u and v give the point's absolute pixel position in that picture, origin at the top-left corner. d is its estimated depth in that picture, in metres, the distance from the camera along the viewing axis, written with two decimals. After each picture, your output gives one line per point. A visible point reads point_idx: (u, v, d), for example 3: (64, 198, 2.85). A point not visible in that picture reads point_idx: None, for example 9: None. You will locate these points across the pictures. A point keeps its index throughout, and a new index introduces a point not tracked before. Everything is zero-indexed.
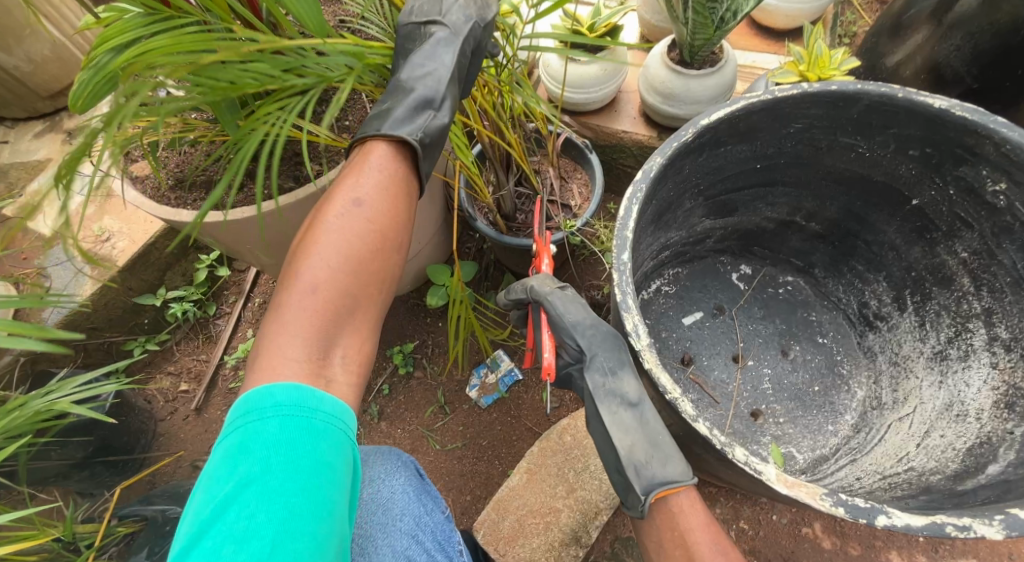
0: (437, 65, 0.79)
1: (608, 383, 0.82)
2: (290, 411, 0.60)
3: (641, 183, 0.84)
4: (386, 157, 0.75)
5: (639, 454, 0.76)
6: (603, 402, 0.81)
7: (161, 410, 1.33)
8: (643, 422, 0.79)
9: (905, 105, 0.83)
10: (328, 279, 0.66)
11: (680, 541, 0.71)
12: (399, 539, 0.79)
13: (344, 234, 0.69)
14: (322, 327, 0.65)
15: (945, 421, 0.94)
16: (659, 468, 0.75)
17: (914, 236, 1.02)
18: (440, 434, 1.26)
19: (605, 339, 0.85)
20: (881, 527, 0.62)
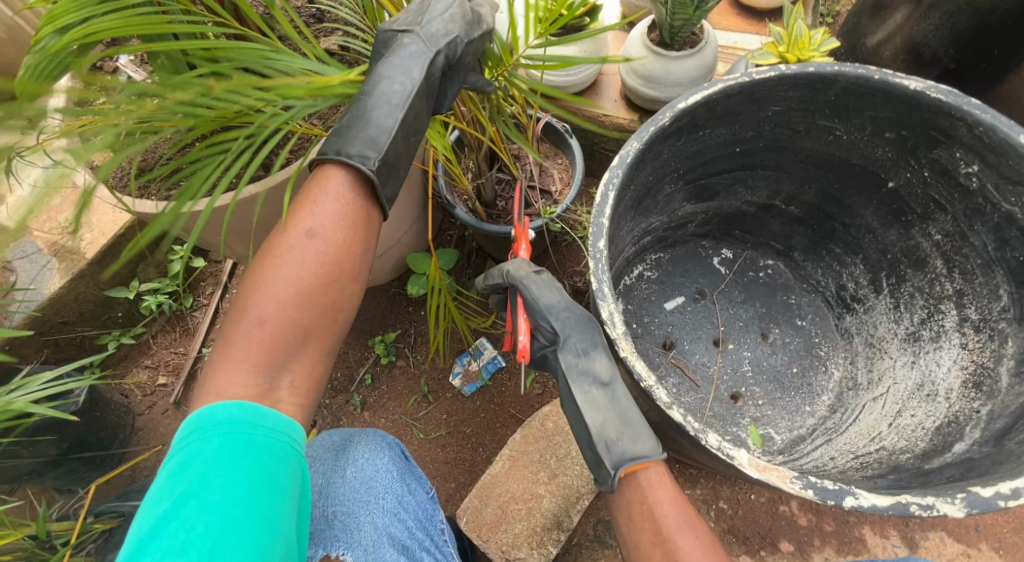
0: (400, 81, 0.75)
1: (581, 363, 0.82)
2: (231, 428, 0.60)
3: (618, 169, 0.84)
4: (344, 184, 0.71)
5: (610, 431, 0.76)
6: (576, 382, 0.81)
7: (139, 405, 1.32)
8: (615, 401, 0.80)
9: (881, 86, 0.83)
10: (277, 313, 0.64)
11: (649, 515, 0.70)
12: (382, 517, 0.79)
13: (295, 266, 0.66)
14: (271, 359, 0.64)
15: (915, 401, 0.96)
16: (630, 445, 0.75)
17: (890, 219, 1.02)
18: (424, 423, 1.27)
19: (578, 321, 0.86)
20: (848, 508, 0.63)
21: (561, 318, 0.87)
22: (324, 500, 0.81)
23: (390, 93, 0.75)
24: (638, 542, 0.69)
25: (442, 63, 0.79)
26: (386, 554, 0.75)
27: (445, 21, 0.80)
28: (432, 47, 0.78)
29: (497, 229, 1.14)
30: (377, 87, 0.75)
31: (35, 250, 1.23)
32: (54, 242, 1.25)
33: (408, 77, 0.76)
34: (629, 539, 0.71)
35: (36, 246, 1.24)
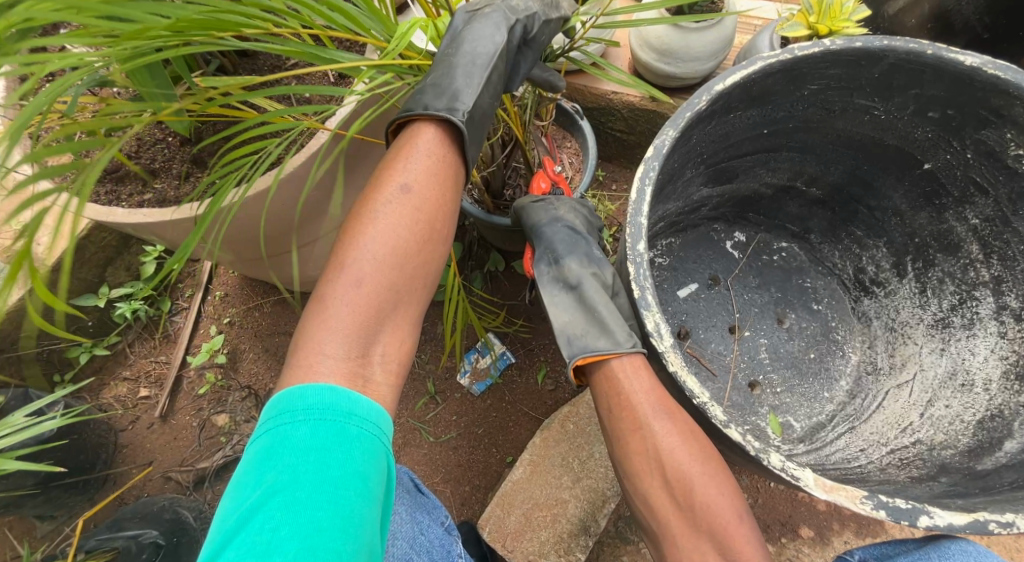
0: (486, 46, 0.79)
1: (552, 272, 0.92)
2: (321, 415, 0.59)
3: (654, 160, 0.77)
4: (434, 140, 0.74)
5: (571, 327, 0.84)
6: (548, 287, 0.91)
7: (120, 420, 1.22)
8: (582, 301, 0.87)
9: (933, 62, 0.77)
10: (370, 273, 0.66)
11: (627, 403, 0.75)
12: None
13: (390, 223, 0.69)
14: (364, 323, 0.65)
15: (948, 390, 0.96)
16: (590, 341, 0.81)
17: (921, 202, 0.99)
18: (433, 426, 1.21)
19: (555, 234, 0.94)
20: (923, 527, 0.61)
21: (542, 232, 0.95)
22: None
23: (476, 60, 0.78)
24: (619, 432, 0.76)
25: (519, 34, 0.84)
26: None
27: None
28: (512, 17, 0.82)
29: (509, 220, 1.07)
30: (462, 49, 0.79)
31: None
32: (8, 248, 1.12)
33: (493, 44, 0.80)
34: (610, 422, 0.77)
35: None
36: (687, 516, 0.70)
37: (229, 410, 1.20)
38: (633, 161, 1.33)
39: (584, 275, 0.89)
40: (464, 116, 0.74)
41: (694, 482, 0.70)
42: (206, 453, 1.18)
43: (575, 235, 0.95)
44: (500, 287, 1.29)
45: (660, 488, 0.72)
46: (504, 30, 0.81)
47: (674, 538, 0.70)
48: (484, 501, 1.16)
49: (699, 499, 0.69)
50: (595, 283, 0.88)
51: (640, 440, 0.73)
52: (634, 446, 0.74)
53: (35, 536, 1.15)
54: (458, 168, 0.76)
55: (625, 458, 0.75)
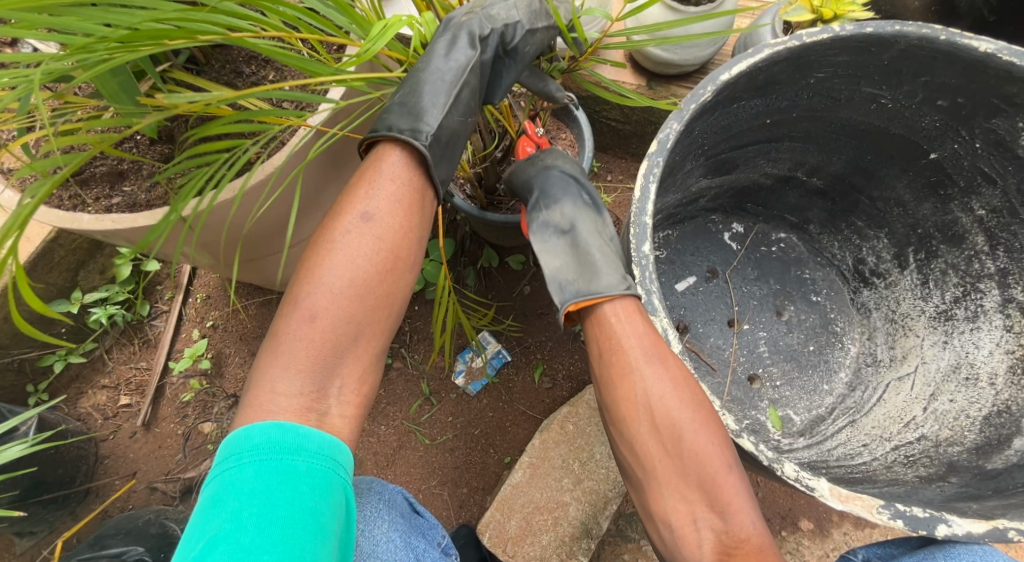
0: (458, 62, 0.76)
1: (542, 219, 0.88)
2: (267, 454, 0.57)
3: (657, 156, 0.73)
4: (400, 164, 0.71)
5: (563, 273, 0.81)
6: (538, 236, 0.87)
7: (100, 430, 1.17)
8: (575, 246, 0.84)
9: (946, 49, 0.74)
10: (326, 305, 0.63)
11: (618, 346, 0.72)
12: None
13: (347, 254, 0.65)
14: (319, 360, 0.62)
15: (952, 384, 0.96)
16: (583, 285, 0.78)
17: (925, 192, 0.97)
18: (428, 428, 1.18)
19: (547, 180, 0.91)
20: (941, 537, 0.59)
21: (534, 183, 0.92)
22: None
23: (445, 77, 0.76)
24: (608, 376, 0.72)
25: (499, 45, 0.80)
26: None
27: (508, 7, 0.81)
28: (489, 27, 0.78)
29: (501, 217, 1.03)
30: (432, 64, 0.75)
31: None
32: None
33: (466, 59, 0.76)
34: (599, 371, 0.74)
35: None
36: (676, 465, 0.66)
37: (216, 417, 1.16)
38: (628, 150, 1.30)
39: (577, 219, 0.87)
40: (427, 141, 0.72)
41: (684, 428, 0.67)
42: (192, 462, 1.14)
43: (572, 178, 0.91)
44: (493, 284, 1.25)
45: (649, 434, 0.69)
46: (477, 41, 0.77)
47: (662, 484, 0.67)
48: (482, 503, 1.14)
49: (689, 446, 0.66)
50: (590, 227, 0.86)
51: (631, 384, 0.70)
52: (622, 392, 0.71)
53: (14, 552, 1.11)
54: (424, 193, 0.73)
55: (613, 403, 0.72)
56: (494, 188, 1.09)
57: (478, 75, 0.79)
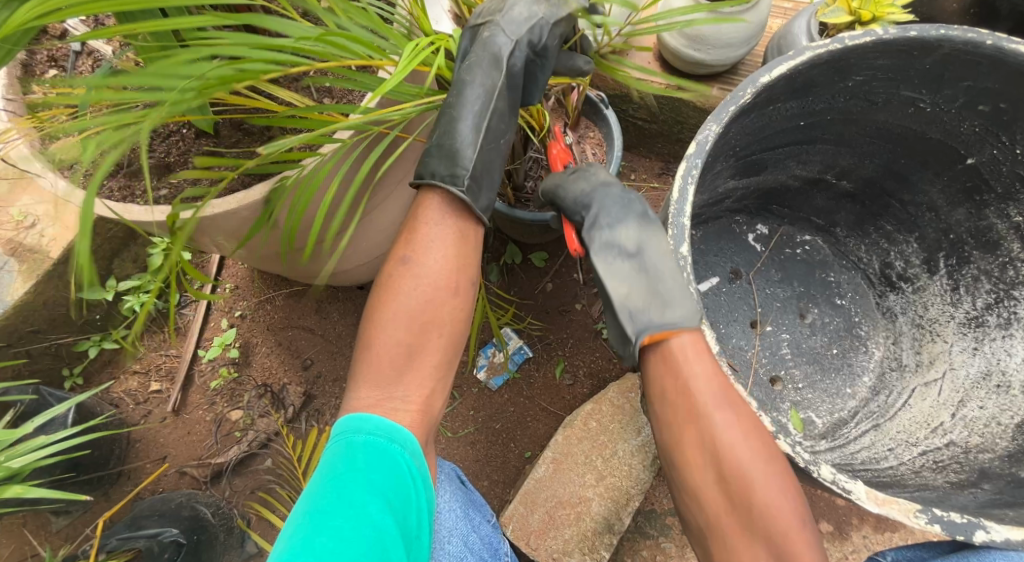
0: (484, 88, 0.78)
1: (607, 236, 0.84)
2: (340, 433, 0.67)
3: (696, 157, 0.74)
4: (440, 206, 0.77)
5: (633, 301, 0.78)
6: (602, 254, 0.83)
7: (132, 414, 1.19)
8: (643, 270, 0.80)
9: (991, 53, 0.77)
10: (392, 331, 0.71)
11: (684, 389, 0.71)
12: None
13: (407, 289, 0.73)
14: (382, 375, 0.71)
15: (982, 390, 0.95)
16: (656, 316, 0.75)
17: (959, 198, 0.99)
18: (450, 421, 1.19)
19: (606, 195, 0.86)
20: (979, 543, 0.59)
21: (592, 200, 0.87)
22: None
23: (475, 104, 0.78)
24: (672, 422, 0.72)
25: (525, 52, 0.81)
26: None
27: (528, 6, 0.81)
28: (513, 40, 0.79)
29: (532, 214, 1.04)
30: (462, 92, 0.77)
31: None
32: (8, 239, 1.08)
33: (492, 84, 0.78)
34: (663, 412, 0.73)
35: None
36: (743, 519, 0.65)
37: (244, 405, 1.18)
38: (653, 150, 1.31)
39: (644, 240, 0.82)
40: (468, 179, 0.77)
41: (755, 478, 0.66)
42: (220, 448, 1.16)
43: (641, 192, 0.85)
44: (516, 281, 1.26)
45: (715, 485, 0.68)
46: (502, 62, 0.79)
47: (726, 536, 0.66)
48: (503, 496, 1.16)
49: (758, 501, 0.65)
50: (659, 246, 0.81)
51: (698, 430, 0.69)
52: (688, 437, 0.70)
53: (49, 530, 1.14)
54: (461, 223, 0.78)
55: (677, 450, 0.71)
56: (522, 185, 1.08)
57: (506, 97, 0.81)
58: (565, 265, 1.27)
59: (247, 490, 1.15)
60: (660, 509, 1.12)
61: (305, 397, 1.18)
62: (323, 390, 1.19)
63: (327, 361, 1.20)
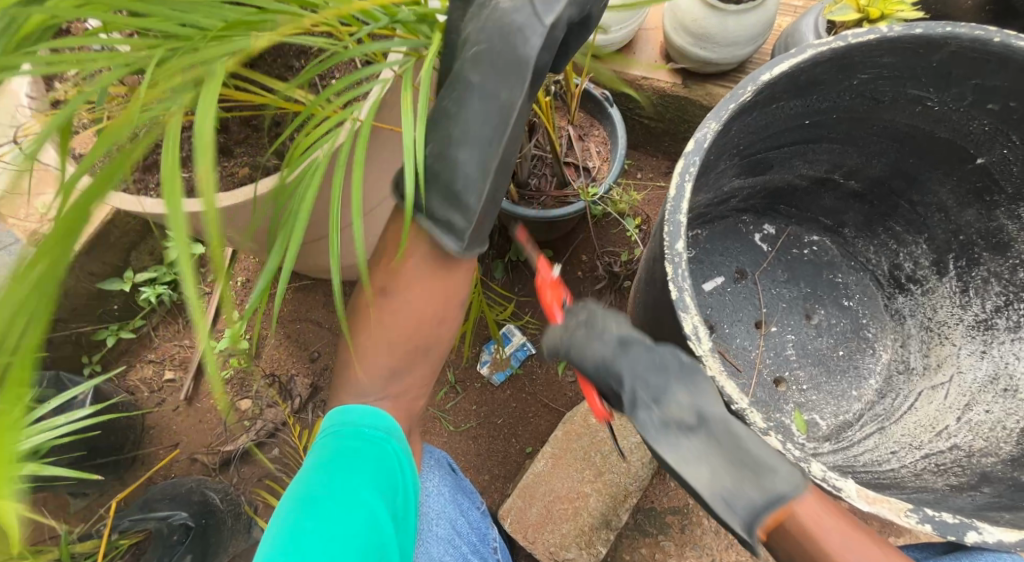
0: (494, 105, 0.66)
1: (658, 413, 0.66)
2: (334, 426, 0.69)
3: (694, 155, 0.74)
4: (416, 247, 0.76)
5: (725, 486, 0.61)
6: (663, 442, 0.64)
7: (147, 402, 1.22)
8: (718, 442, 0.63)
9: (999, 51, 0.76)
10: (378, 350, 0.79)
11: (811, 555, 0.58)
12: (434, 545, 0.72)
13: (388, 319, 0.78)
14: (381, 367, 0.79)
15: (989, 395, 0.93)
16: (756, 491, 0.60)
17: (969, 198, 0.97)
18: (453, 415, 1.21)
19: (634, 360, 0.69)
20: (970, 544, 0.58)
21: (617, 368, 0.69)
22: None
23: (484, 133, 0.67)
24: None
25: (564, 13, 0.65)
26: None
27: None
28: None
29: (536, 212, 1.03)
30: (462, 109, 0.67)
31: (13, 241, 1.10)
32: (31, 231, 1.12)
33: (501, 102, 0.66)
34: None
35: (13, 237, 1.10)
36: None
37: (253, 395, 1.21)
38: (659, 149, 1.31)
39: (700, 403, 0.65)
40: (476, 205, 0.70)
41: None
42: (230, 437, 1.19)
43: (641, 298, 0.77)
44: (521, 278, 1.27)
45: None
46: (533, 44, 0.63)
47: None
48: (503, 490, 1.17)
49: None
50: (717, 401, 0.65)
51: None
52: None
53: (67, 512, 1.18)
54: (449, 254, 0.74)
55: None
56: (527, 181, 1.08)
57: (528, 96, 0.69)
58: (569, 263, 1.28)
59: (255, 478, 1.18)
60: (659, 506, 1.12)
61: (312, 388, 1.20)
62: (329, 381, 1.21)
63: (334, 354, 1.22)
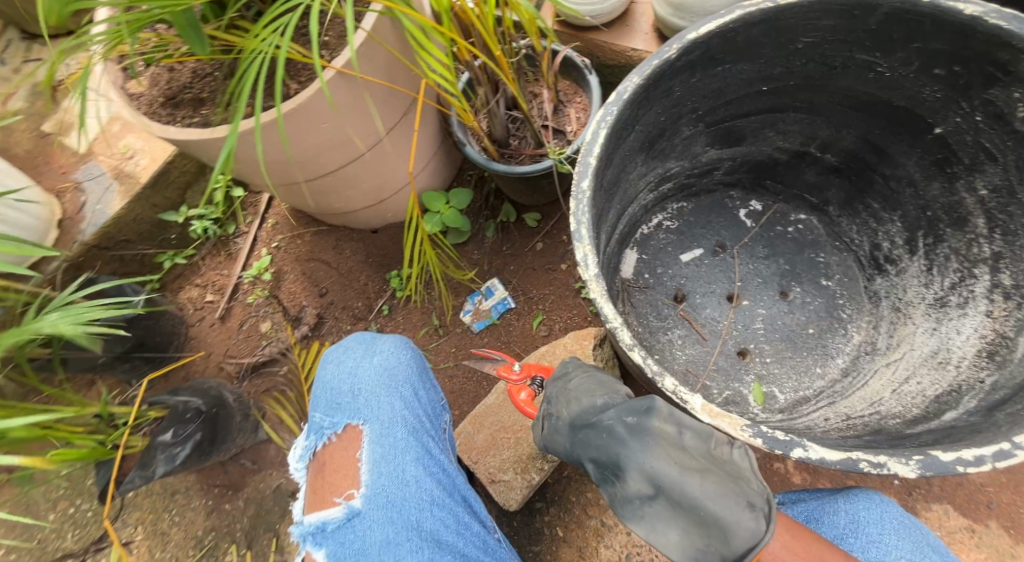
0: None
1: (618, 488, 0.71)
2: None
3: (613, 106, 0.79)
4: None
5: (695, 546, 0.66)
6: (625, 516, 0.69)
7: (190, 316, 1.44)
8: (678, 508, 0.67)
9: (930, 11, 0.77)
10: None
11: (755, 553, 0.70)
12: (395, 400, 0.92)
13: None
14: None
15: (925, 368, 0.93)
16: (723, 544, 0.65)
17: (933, 170, 0.98)
18: (434, 354, 1.33)
19: (588, 442, 0.75)
20: (795, 459, 0.62)
21: (580, 453, 0.76)
22: (352, 379, 0.94)
23: None
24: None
25: None
26: (398, 431, 0.89)
27: None
28: None
29: (506, 168, 1.12)
30: None
31: (99, 173, 1.37)
32: (115, 166, 1.38)
33: None
34: None
35: (101, 170, 1.37)
36: None
37: (272, 319, 1.40)
38: None
39: (653, 474, 0.68)
40: None
41: None
42: (249, 352, 1.39)
43: (597, 383, 0.82)
44: (510, 238, 1.38)
45: None
46: None
47: None
48: None
49: None
50: (670, 468, 0.68)
51: None
52: None
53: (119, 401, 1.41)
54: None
55: None
56: (506, 141, 1.18)
57: None
58: (556, 227, 1.36)
59: (265, 388, 1.37)
60: None
61: (318, 318, 1.38)
62: (333, 315, 1.39)
63: (340, 291, 1.39)
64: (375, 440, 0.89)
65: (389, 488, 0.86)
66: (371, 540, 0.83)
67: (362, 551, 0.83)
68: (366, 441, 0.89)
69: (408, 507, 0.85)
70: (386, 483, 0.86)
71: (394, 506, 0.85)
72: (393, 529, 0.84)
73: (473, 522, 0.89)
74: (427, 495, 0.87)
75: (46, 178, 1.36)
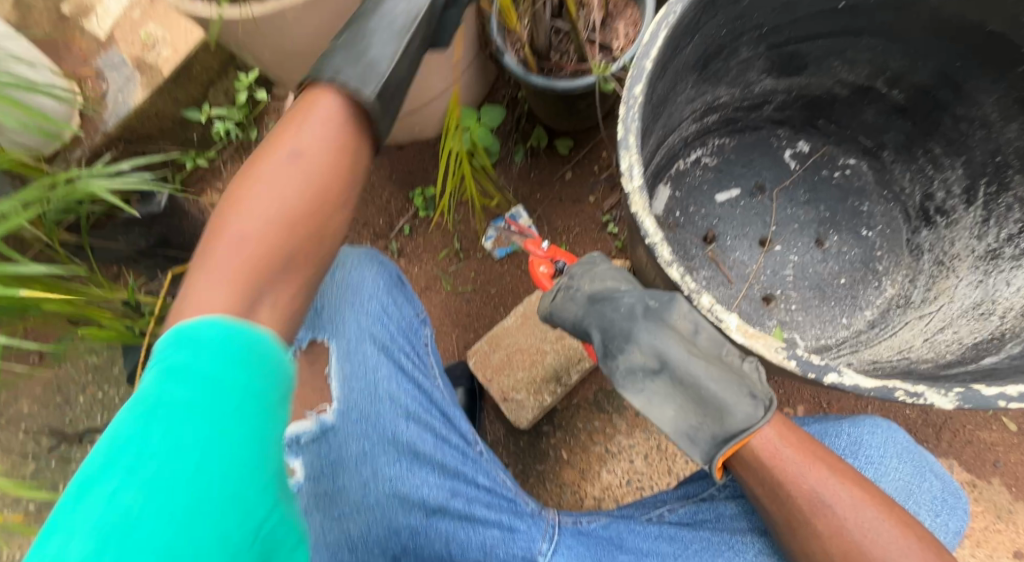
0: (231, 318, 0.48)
1: (624, 359, 0.72)
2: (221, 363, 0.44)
3: (676, 4, 0.74)
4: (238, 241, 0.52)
5: (688, 419, 0.69)
6: (626, 385, 0.72)
7: None
8: (679, 384, 0.69)
9: None
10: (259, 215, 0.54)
11: (774, 455, 0.66)
12: (360, 317, 0.82)
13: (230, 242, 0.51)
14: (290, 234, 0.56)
15: (965, 318, 0.91)
16: (716, 423, 0.68)
17: (1014, 110, 0.92)
18: (453, 277, 1.32)
19: (602, 314, 0.77)
20: (828, 384, 0.60)
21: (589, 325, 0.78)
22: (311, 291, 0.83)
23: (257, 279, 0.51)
24: (768, 490, 0.67)
25: None
26: (366, 347, 0.81)
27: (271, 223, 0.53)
28: None
29: (546, 82, 1.06)
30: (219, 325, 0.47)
31: (120, 62, 1.29)
32: (135, 56, 1.29)
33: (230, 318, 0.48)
34: (774, 504, 0.66)
35: (121, 59, 1.29)
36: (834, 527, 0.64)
37: None
38: None
39: (661, 351, 0.70)
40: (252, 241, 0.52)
41: (840, 511, 0.64)
42: None
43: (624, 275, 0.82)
44: (539, 165, 1.34)
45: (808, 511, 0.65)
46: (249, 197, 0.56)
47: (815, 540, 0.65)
48: None
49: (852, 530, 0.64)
50: (680, 349, 0.69)
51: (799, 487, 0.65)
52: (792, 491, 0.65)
53: None
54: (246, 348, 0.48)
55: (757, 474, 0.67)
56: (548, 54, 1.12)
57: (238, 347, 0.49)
58: (587, 157, 1.33)
59: None
60: None
61: None
62: (354, 230, 1.36)
63: (360, 207, 1.36)
64: (342, 357, 0.79)
65: (363, 403, 0.79)
66: (348, 451, 0.77)
67: (338, 462, 0.77)
68: (333, 356, 0.79)
69: (384, 421, 0.79)
70: (362, 397, 0.79)
71: (370, 420, 0.78)
72: (371, 443, 0.78)
73: (450, 435, 0.87)
74: (403, 409, 0.81)
75: (65, 63, 1.29)
